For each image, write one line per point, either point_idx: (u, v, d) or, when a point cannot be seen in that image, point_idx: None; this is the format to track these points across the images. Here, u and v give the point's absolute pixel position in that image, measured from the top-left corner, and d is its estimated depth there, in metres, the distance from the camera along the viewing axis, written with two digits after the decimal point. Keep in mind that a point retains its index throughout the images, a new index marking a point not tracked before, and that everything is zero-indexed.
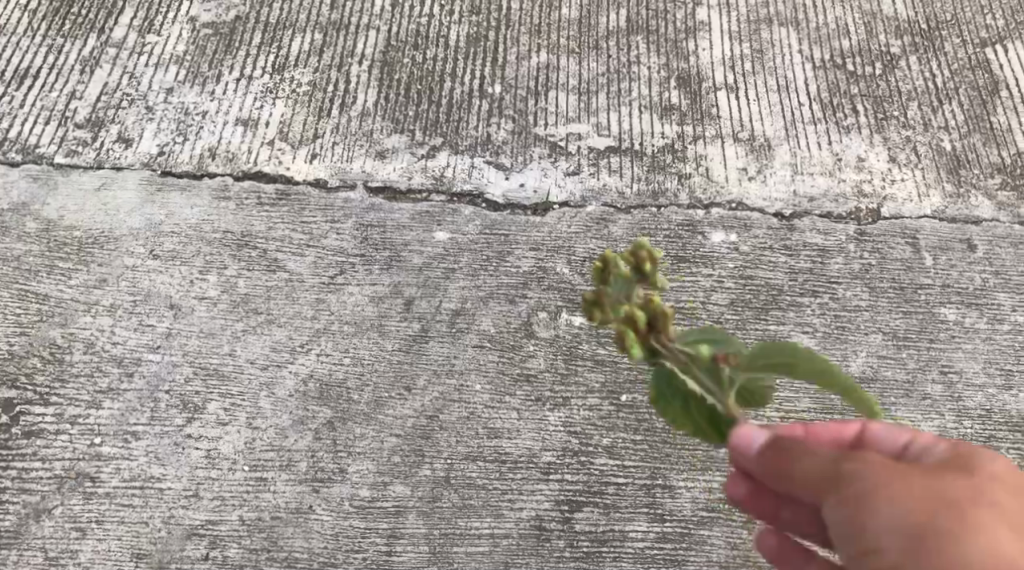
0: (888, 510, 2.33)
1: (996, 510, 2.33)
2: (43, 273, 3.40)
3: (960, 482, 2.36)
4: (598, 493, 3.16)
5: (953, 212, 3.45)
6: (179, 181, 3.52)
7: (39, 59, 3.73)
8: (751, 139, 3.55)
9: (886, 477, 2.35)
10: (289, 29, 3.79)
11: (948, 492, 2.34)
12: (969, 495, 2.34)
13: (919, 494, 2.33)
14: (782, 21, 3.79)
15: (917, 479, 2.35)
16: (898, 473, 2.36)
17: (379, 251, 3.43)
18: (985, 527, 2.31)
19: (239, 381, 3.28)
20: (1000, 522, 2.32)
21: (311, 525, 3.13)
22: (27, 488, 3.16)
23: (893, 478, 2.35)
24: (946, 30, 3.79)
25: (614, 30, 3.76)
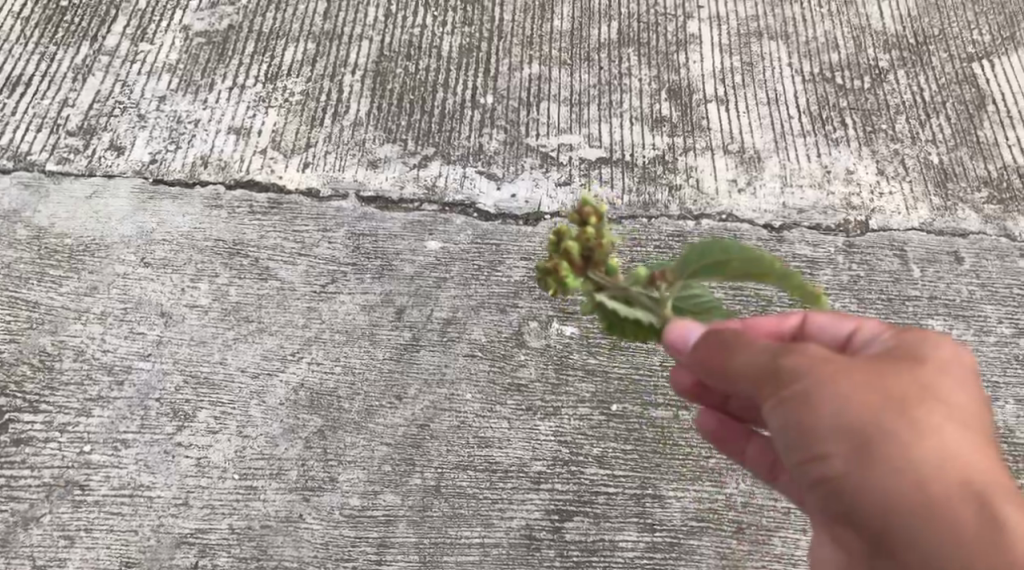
0: (834, 408, 2.34)
1: (939, 402, 2.36)
2: (34, 280, 3.40)
3: (902, 375, 2.38)
4: (589, 503, 3.17)
5: (941, 225, 3.48)
6: (171, 189, 3.53)
7: (32, 66, 3.73)
8: (742, 151, 3.57)
9: (830, 374, 2.36)
10: (282, 38, 3.80)
11: (891, 386, 2.36)
12: (912, 388, 2.36)
13: (863, 392, 2.35)
14: (772, 34, 3.82)
15: (862, 375, 2.36)
16: (842, 368, 2.36)
17: (371, 260, 3.44)
18: (928, 421, 2.34)
19: (230, 390, 3.28)
20: (942, 414, 2.35)
21: (301, 534, 3.13)
22: (16, 496, 3.15)
23: (837, 375, 2.36)
24: (933, 45, 3.83)
25: (606, 42, 3.79)
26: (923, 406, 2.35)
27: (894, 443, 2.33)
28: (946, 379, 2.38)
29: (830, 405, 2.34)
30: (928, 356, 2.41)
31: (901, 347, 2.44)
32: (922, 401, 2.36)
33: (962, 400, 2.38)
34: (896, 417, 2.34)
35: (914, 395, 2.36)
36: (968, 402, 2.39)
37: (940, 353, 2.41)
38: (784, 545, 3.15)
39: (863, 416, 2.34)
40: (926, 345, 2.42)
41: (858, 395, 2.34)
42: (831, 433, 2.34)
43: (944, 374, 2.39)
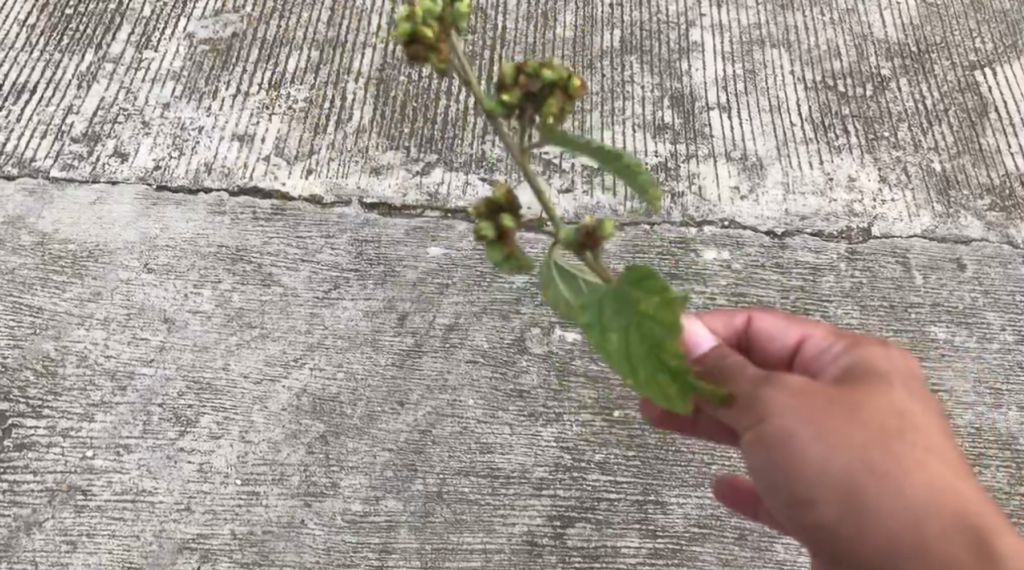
0: (817, 445, 2.32)
1: (909, 423, 2.36)
2: (38, 285, 3.41)
3: (869, 398, 2.37)
4: (590, 509, 3.17)
5: (943, 232, 3.48)
6: (175, 195, 3.54)
7: (37, 74, 3.75)
8: (744, 158, 3.57)
9: (808, 408, 2.34)
10: (286, 46, 3.81)
11: (862, 414, 2.35)
12: (882, 412, 2.36)
13: (841, 423, 2.33)
14: (774, 42, 3.83)
15: (836, 403, 2.35)
16: (819, 401, 2.35)
17: (373, 266, 3.45)
18: (904, 446, 2.34)
19: (232, 395, 3.28)
20: (914, 435, 2.36)
21: (303, 539, 3.13)
22: (18, 501, 3.15)
23: (815, 408, 2.34)
24: (935, 53, 3.84)
25: (608, 50, 3.79)
26: (897, 429, 2.35)
27: (878, 472, 2.32)
28: (909, 397, 2.39)
29: (813, 443, 2.33)
30: (887, 373, 2.42)
31: (859, 363, 2.44)
32: (894, 425, 2.35)
33: (927, 416, 2.39)
34: (874, 445, 2.33)
35: (886, 420, 2.35)
36: (932, 417, 2.40)
37: (895, 369, 2.43)
38: (785, 551, 3.15)
39: (844, 449, 2.33)
40: (883, 363, 2.43)
41: (837, 428, 2.33)
42: (817, 470, 2.33)
43: (907, 394, 2.40)
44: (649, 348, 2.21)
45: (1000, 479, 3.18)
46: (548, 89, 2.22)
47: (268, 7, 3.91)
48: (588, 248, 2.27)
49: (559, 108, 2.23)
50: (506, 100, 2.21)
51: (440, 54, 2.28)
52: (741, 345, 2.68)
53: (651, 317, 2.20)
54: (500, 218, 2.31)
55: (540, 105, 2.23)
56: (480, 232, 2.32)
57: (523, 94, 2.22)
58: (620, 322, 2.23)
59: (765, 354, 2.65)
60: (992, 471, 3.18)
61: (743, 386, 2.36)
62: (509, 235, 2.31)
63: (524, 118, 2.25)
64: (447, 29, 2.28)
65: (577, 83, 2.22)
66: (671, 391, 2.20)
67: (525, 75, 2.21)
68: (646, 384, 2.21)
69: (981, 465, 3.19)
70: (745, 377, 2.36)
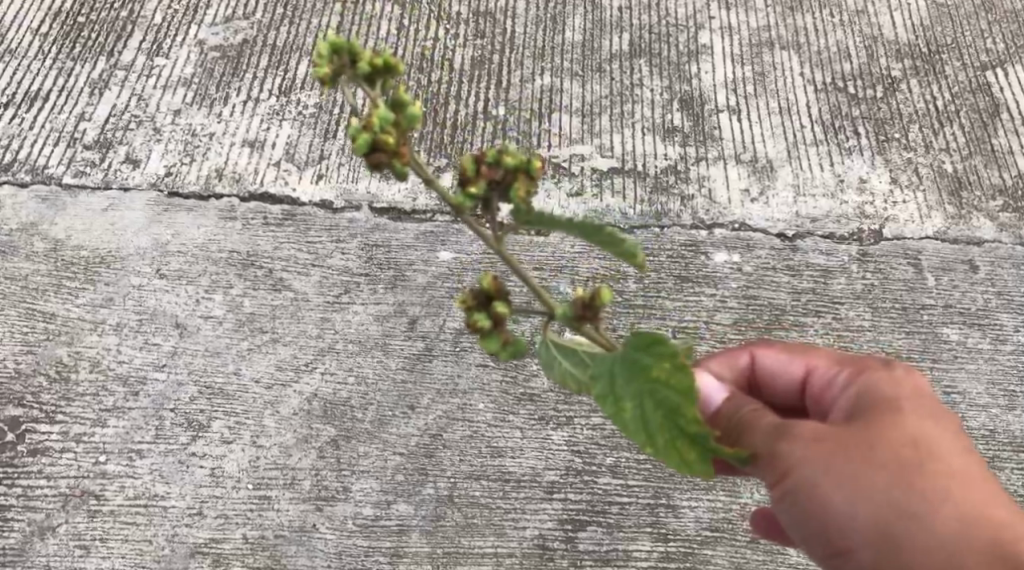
0: (841, 491, 2.28)
1: (929, 451, 2.31)
2: (51, 292, 3.43)
3: (885, 430, 2.32)
4: (602, 512, 3.16)
5: (955, 233, 3.46)
6: (186, 202, 3.55)
7: (49, 81, 3.77)
8: (754, 160, 3.57)
9: (826, 453, 2.30)
10: (296, 52, 3.83)
11: (881, 447, 2.30)
12: (900, 444, 2.31)
13: (861, 464, 2.29)
14: (784, 44, 3.83)
15: (852, 443, 2.31)
16: (837, 441, 2.30)
17: (383, 270, 3.46)
18: (926, 474, 2.29)
19: (244, 400, 3.29)
20: (938, 462, 2.30)
21: (315, 543, 3.14)
22: (32, 506, 3.17)
23: (832, 453, 2.29)
24: (946, 53, 3.82)
25: (617, 53, 3.79)
26: (918, 460, 2.30)
27: (907, 508, 2.27)
28: (925, 422, 2.34)
29: (837, 490, 2.28)
30: (899, 400, 2.36)
31: (870, 394, 2.39)
32: (914, 457, 2.30)
33: (947, 439, 2.34)
34: (899, 480, 2.29)
35: (907, 452, 2.30)
36: (953, 437, 2.35)
37: (906, 394, 2.38)
38: (799, 555, 3.13)
39: (870, 491, 2.28)
40: (893, 390, 2.39)
41: (859, 472, 2.29)
42: (845, 514, 2.28)
43: (923, 418, 2.35)
44: (666, 413, 2.11)
45: (1014, 481, 3.16)
46: (512, 173, 2.13)
47: (278, 14, 3.92)
48: (588, 320, 2.14)
49: (528, 188, 2.14)
50: (473, 193, 2.12)
51: (403, 158, 2.11)
52: (751, 385, 2.64)
53: (665, 384, 2.10)
54: (492, 308, 2.18)
55: (507, 190, 2.14)
56: (474, 326, 2.18)
57: (488, 184, 2.14)
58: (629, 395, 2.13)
59: (777, 392, 2.61)
60: (1006, 474, 3.16)
61: (759, 442, 2.32)
62: (503, 322, 2.18)
63: (493, 205, 2.16)
64: (405, 132, 2.12)
65: (540, 163, 2.12)
66: (692, 455, 2.11)
67: (487, 165, 2.13)
68: (666, 451, 2.11)
69: (995, 468, 3.17)
70: (761, 431, 2.33)
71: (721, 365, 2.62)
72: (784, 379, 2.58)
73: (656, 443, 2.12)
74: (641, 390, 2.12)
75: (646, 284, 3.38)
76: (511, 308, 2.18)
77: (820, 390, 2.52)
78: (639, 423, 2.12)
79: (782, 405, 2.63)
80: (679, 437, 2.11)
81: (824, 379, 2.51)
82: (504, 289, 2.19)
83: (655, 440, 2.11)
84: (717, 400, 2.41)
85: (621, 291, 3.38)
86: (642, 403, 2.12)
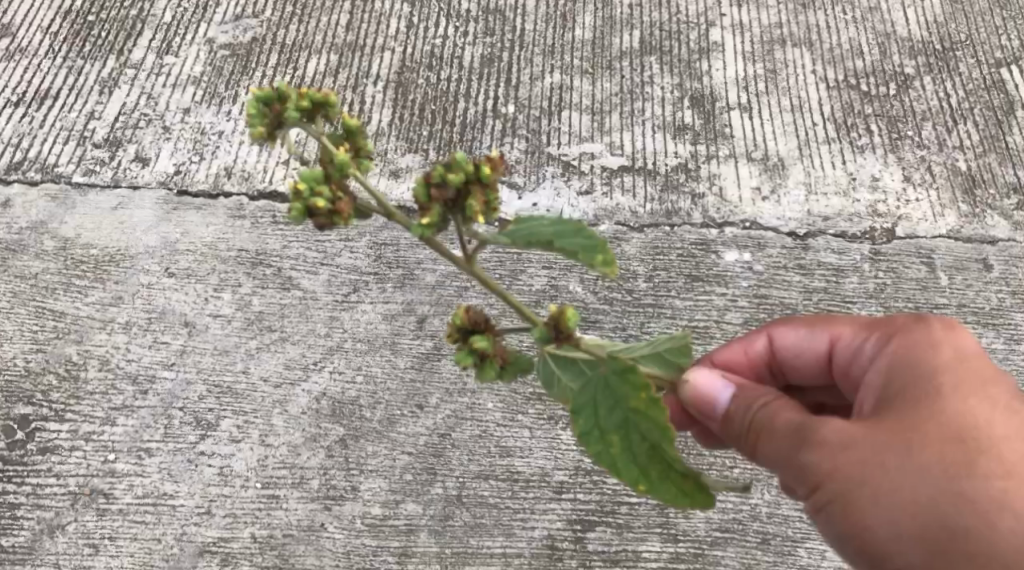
0: (879, 498, 2.22)
1: (974, 441, 2.22)
2: (61, 290, 3.43)
3: (921, 420, 2.24)
4: (611, 513, 3.15)
5: (969, 232, 3.43)
6: (195, 200, 3.55)
7: (59, 80, 3.78)
8: (765, 158, 3.54)
9: (859, 458, 2.23)
10: (305, 49, 3.81)
11: (919, 441, 2.22)
12: (941, 438, 2.22)
13: (898, 462, 2.22)
14: (796, 41, 3.80)
15: (886, 442, 2.23)
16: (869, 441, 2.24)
17: (392, 269, 3.45)
18: (970, 469, 2.20)
19: (253, 399, 3.28)
20: (986, 454, 2.21)
21: (323, 543, 3.12)
22: (42, 504, 3.16)
23: (864, 458, 2.23)
24: (960, 50, 3.79)
25: (628, 51, 3.77)
26: (962, 454, 2.21)
27: (953, 511, 2.18)
28: (967, 406, 2.24)
29: (873, 496, 2.22)
30: (936, 382, 2.27)
31: (905, 375, 2.31)
32: (958, 448, 2.21)
33: (996, 423, 2.24)
34: (941, 476, 2.20)
35: (949, 447, 2.21)
36: (1001, 421, 2.24)
37: (946, 375, 2.28)
38: (810, 556, 3.11)
39: (911, 494, 2.20)
40: (931, 369, 2.29)
41: (895, 475, 2.21)
42: (883, 519, 2.21)
43: (966, 404, 2.24)
44: (654, 446, 2.21)
45: None
46: (465, 188, 2.17)
47: (288, 12, 3.91)
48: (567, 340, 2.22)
49: (484, 200, 2.18)
50: (430, 219, 2.16)
51: (343, 213, 2.19)
52: (777, 365, 2.62)
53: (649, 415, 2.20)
54: (473, 343, 2.24)
55: (463, 208, 2.18)
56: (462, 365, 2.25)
57: (442, 206, 2.17)
58: (615, 427, 2.22)
59: (803, 366, 2.58)
60: None
61: (784, 448, 2.29)
62: (490, 352, 2.24)
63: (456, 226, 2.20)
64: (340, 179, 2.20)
65: (487, 169, 2.16)
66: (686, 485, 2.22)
67: (435, 186, 2.16)
68: (660, 486, 2.22)
69: None
70: (782, 435, 2.30)
71: (740, 353, 2.62)
72: (808, 352, 2.55)
73: (650, 480, 2.22)
74: (626, 422, 2.22)
75: (657, 284, 3.35)
76: (491, 339, 2.24)
77: (849, 361, 2.47)
78: (630, 461, 2.23)
79: (812, 380, 2.60)
80: (671, 472, 2.22)
81: (851, 348, 2.46)
82: (481, 318, 2.25)
83: (649, 476, 2.22)
84: (726, 398, 2.39)
85: (631, 290, 3.35)
86: (630, 434, 2.22)
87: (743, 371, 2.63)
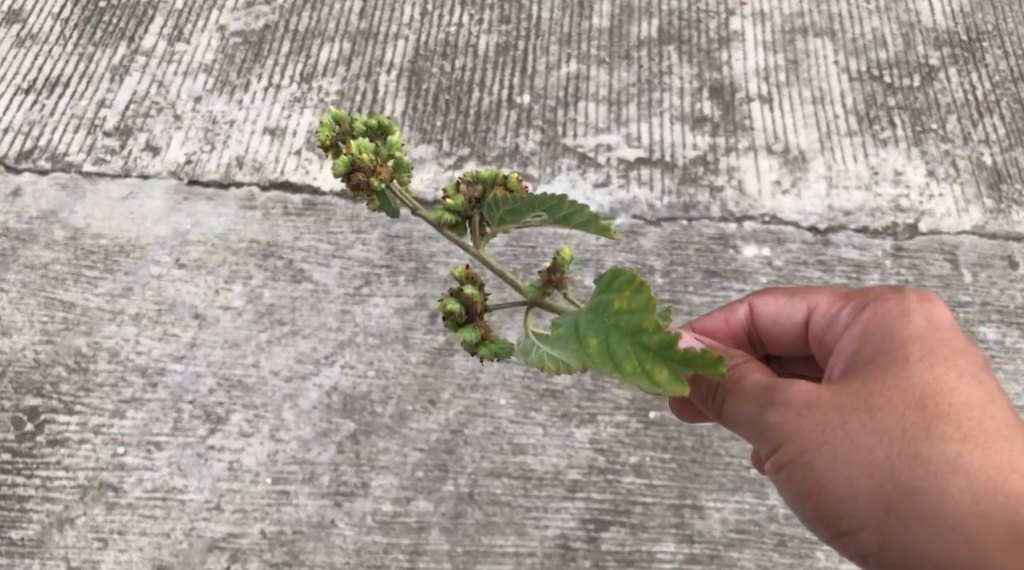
0: (838, 460, 2.25)
1: (934, 407, 2.24)
2: (70, 281, 3.39)
3: (885, 384, 2.26)
4: (625, 513, 3.10)
5: (994, 228, 3.35)
6: (206, 189, 3.51)
7: (70, 67, 3.73)
8: (786, 151, 3.47)
9: (820, 419, 2.26)
10: (318, 37, 3.75)
11: (880, 406, 2.25)
12: (902, 402, 2.24)
13: (858, 425, 2.25)
14: (818, 31, 3.71)
15: (848, 405, 2.26)
16: (832, 403, 2.26)
17: (405, 262, 3.40)
18: (930, 434, 2.23)
19: (263, 392, 3.24)
20: (946, 420, 2.23)
21: (334, 539, 3.08)
22: (51, 497, 3.14)
23: (827, 420, 2.26)
24: (987, 41, 3.70)
25: (646, 40, 3.70)
26: (922, 419, 2.24)
27: (908, 474, 2.22)
28: (932, 372, 2.26)
29: (833, 458, 2.25)
30: (905, 351, 2.28)
31: (872, 340, 2.33)
32: (919, 414, 2.24)
33: (959, 390, 2.26)
34: (901, 441, 2.23)
35: (913, 413, 2.24)
36: (966, 391, 2.26)
37: (912, 340, 2.29)
38: (827, 558, 3.06)
39: (870, 456, 2.24)
40: (900, 334, 2.31)
41: (856, 438, 2.24)
42: (840, 480, 2.25)
43: (931, 370, 2.26)
44: (631, 339, 2.05)
45: None
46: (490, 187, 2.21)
47: None
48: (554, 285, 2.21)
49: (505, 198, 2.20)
50: (450, 204, 2.20)
51: (381, 176, 2.20)
52: (756, 333, 2.61)
53: (626, 310, 2.07)
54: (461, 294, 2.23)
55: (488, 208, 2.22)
56: (448, 315, 2.23)
57: (469, 200, 2.21)
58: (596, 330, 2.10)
59: (778, 334, 2.58)
60: None
61: (750, 409, 2.30)
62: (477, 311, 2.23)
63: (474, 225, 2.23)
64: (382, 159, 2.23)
65: (515, 174, 2.20)
66: (664, 375, 2.02)
67: (464, 183, 2.22)
68: (635, 377, 2.03)
69: None
70: (750, 395, 2.30)
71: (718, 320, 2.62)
72: (784, 319, 2.54)
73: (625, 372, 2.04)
74: (607, 326, 2.09)
75: (674, 279, 3.29)
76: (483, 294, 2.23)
77: (823, 327, 2.47)
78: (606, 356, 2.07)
79: (785, 347, 2.60)
80: (647, 360, 2.03)
81: (827, 317, 2.45)
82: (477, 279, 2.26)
83: (623, 367, 2.04)
84: None
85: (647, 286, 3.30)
86: (608, 336, 2.08)
87: (723, 337, 2.62)
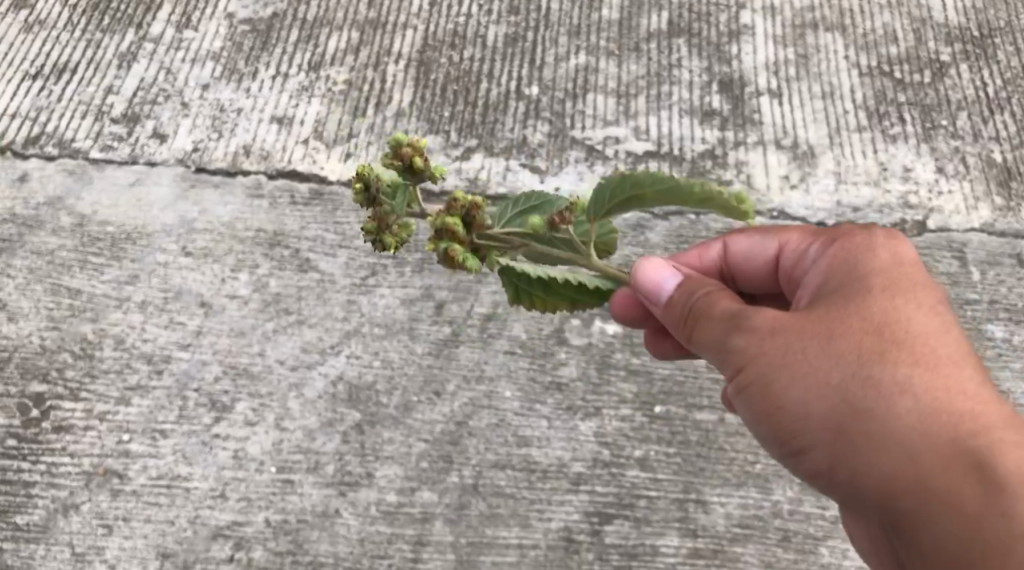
0: (797, 383, 2.31)
1: (891, 335, 2.31)
2: (77, 267, 3.39)
3: (846, 311, 2.34)
4: (629, 506, 3.10)
5: (1003, 226, 3.34)
6: (213, 177, 3.50)
7: (78, 53, 3.72)
8: (795, 146, 3.46)
9: (781, 342, 2.33)
10: (326, 26, 3.74)
11: (839, 331, 2.32)
12: (861, 329, 2.31)
13: (818, 348, 2.31)
14: (829, 25, 3.70)
15: (810, 330, 2.33)
16: (794, 329, 2.34)
17: (411, 253, 3.40)
18: (886, 360, 2.29)
19: (269, 382, 3.24)
20: (903, 348, 2.30)
21: (338, 529, 3.09)
22: (56, 483, 3.14)
23: (788, 343, 2.33)
24: (998, 37, 3.68)
25: (656, 32, 3.68)
26: (878, 344, 2.30)
27: (862, 397, 2.28)
28: (892, 302, 2.33)
29: (792, 380, 2.32)
30: (867, 281, 2.36)
31: (836, 271, 2.40)
32: (875, 340, 2.31)
33: (917, 320, 2.33)
34: (858, 365, 2.29)
35: (870, 339, 2.30)
36: (924, 321, 2.33)
37: (874, 271, 2.37)
38: (831, 554, 3.06)
39: (826, 377, 2.30)
40: (863, 265, 2.38)
41: (814, 361, 2.31)
42: (798, 401, 2.32)
43: (890, 299, 2.34)
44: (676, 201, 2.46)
45: None
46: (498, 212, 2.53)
47: None
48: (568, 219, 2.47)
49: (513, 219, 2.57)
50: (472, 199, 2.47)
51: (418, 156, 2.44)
52: (730, 271, 2.70)
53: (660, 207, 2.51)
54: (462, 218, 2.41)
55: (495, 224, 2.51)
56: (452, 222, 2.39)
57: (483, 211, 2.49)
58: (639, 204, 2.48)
59: (751, 272, 2.66)
60: None
61: (716, 332, 2.38)
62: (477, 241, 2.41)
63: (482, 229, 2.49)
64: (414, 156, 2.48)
65: None
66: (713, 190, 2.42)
67: None
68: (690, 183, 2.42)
69: None
70: (717, 320, 2.39)
71: (696, 258, 2.71)
72: (758, 256, 2.62)
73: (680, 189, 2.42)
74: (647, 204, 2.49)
75: None
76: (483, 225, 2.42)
77: (793, 263, 2.54)
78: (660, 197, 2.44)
79: (758, 287, 2.68)
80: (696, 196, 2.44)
81: (796, 254, 2.53)
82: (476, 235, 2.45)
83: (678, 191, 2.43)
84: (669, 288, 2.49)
85: None
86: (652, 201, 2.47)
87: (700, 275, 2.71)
